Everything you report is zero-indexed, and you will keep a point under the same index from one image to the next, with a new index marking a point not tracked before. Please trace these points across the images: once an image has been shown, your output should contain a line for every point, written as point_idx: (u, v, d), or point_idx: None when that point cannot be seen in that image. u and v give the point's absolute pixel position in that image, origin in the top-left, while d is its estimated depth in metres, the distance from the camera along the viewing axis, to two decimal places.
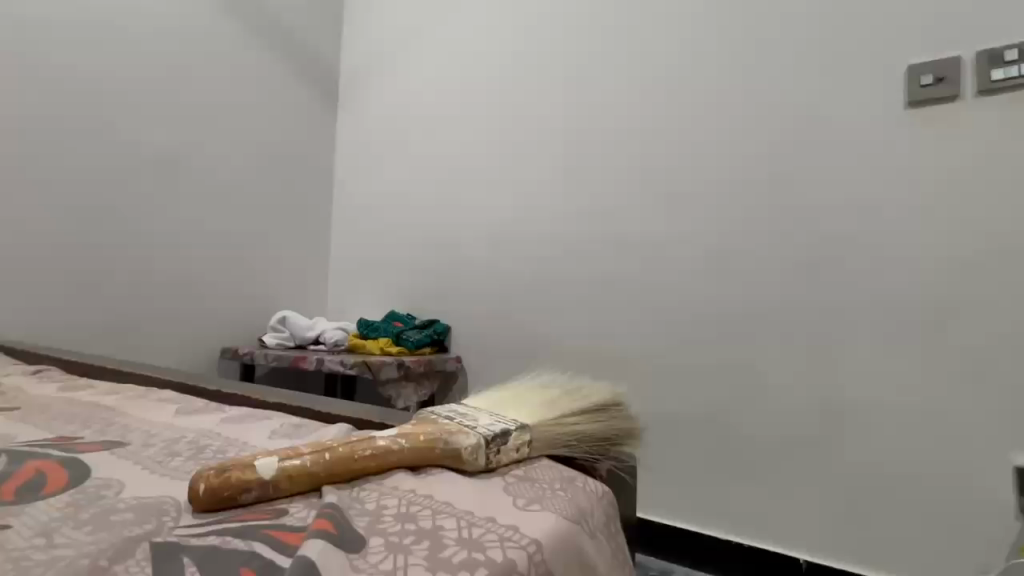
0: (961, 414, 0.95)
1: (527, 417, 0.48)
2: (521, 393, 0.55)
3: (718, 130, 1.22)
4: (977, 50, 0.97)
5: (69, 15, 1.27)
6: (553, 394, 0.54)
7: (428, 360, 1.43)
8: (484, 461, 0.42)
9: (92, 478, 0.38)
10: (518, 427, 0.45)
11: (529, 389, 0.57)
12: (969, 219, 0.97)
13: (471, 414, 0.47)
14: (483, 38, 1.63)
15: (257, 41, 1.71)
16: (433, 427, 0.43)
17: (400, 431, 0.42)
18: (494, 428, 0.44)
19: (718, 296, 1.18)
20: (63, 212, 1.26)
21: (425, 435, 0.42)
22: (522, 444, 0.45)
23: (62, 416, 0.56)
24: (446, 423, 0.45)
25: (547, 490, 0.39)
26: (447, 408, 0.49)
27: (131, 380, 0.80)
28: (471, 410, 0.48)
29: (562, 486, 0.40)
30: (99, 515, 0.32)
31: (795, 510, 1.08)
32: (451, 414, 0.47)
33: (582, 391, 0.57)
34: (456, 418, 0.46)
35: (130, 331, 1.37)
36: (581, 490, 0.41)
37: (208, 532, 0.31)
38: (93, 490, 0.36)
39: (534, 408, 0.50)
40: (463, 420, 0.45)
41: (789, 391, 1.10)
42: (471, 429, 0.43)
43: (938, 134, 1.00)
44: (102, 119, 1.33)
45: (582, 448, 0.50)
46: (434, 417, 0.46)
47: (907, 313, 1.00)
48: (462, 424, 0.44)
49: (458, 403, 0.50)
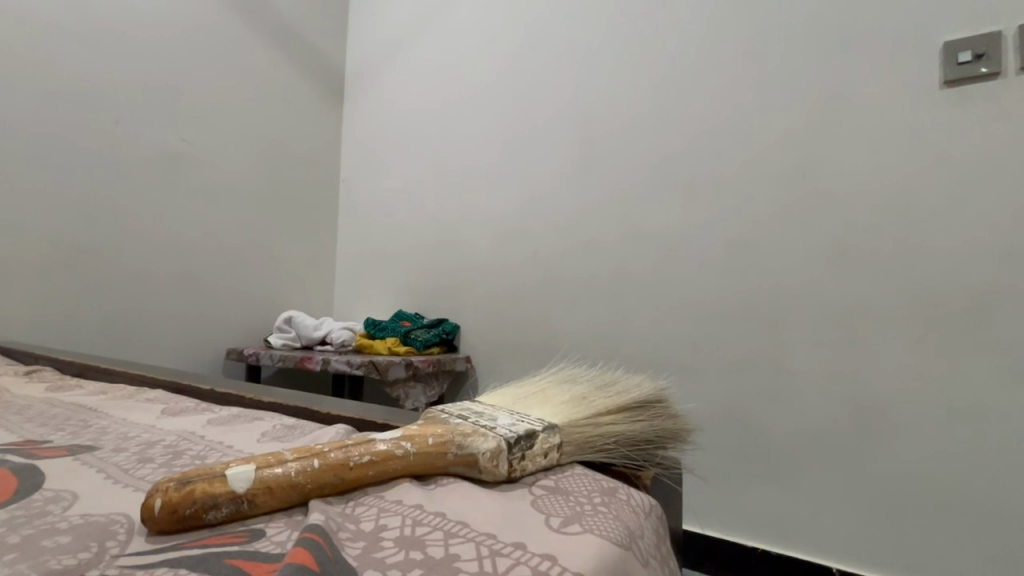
0: (1011, 416, 0.88)
1: (553, 416, 0.43)
2: (548, 389, 0.50)
3: (736, 116, 1.16)
4: (1020, 24, 0.91)
5: (66, 10, 1.24)
6: (580, 391, 0.49)
7: (437, 360, 1.39)
8: (505, 468, 0.37)
9: (41, 490, 0.34)
10: (545, 428, 0.40)
11: (550, 384, 0.52)
12: (1015, 204, 0.90)
13: (489, 414, 0.42)
14: (487, 28, 1.59)
15: (260, 37, 1.68)
16: (443, 428, 0.39)
17: (404, 433, 0.38)
18: (518, 429, 0.39)
19: (739, 291, 1.13)
20: (64, 211, 1.22)
21: (433, 439, 0.37)
22: (549, 449, 0.40)
23: (36, 418, 0.52)
24: (459, 423, 0.40)
25: (585, 506, 0.34)
26: (462, 407, 0.44)
27: (123, 380, 0.76)
28: (490, 409, 0.44)
29: (602, 500, 0.35)
30: (31, 539, 0.28)
31: (826, 516, 1.02)
32: (464, 413, 0.42)
33: (615, 387, 0.52)
34: (471, 417, 0.41)
35: (132, 332, 1.34)
36: (623, 504, 0.36)
37: (157, 562, 0.26)
38: (39, 505, 0.32)
39: (562, 406, 0.45)
40: (479, 420, 0.40)
41: (815, 390, 1.04)
42: (489, 431, 0.38)
43: (978, 115, 0.93)
44: (102, 117, 1.30)
45: (617, 452, 0.45)
46: (444, 416, 0.42)
47: (945, 306, 0.94)
48: (478, 424, 0.39)
49: (472, 402, 0.46)
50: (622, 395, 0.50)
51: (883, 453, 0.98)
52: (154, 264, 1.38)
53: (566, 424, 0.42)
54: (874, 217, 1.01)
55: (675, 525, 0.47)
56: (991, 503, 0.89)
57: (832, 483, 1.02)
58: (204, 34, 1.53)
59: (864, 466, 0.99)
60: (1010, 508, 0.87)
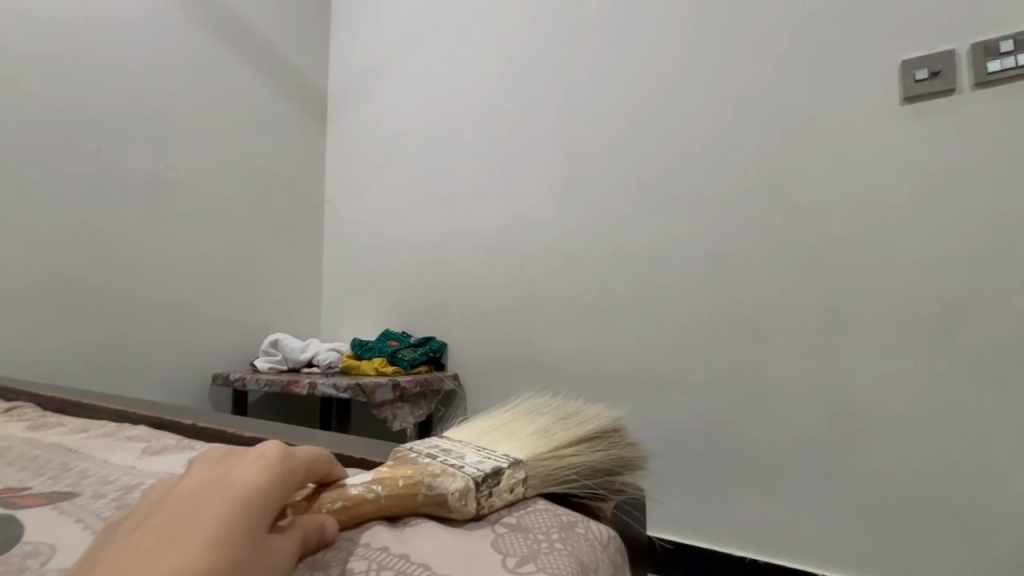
0: (979, 416, 0.91)
1: (519, 451, 0.45)
2: (519, 422, 0.51)
3: (712, 132, 1.19)
4: (972, 43, 0.95)
5: (51, 42, 1.25)
6: (544, 423, 0.51)
7: (425, 379, 1.39)
8: (473, 507, 0.38)
9: (21, 544, 0.34)
10: (512, 471, 0.42)
11: (513, 416, 0.54)
12: (972, 212, 0.94)
13: (455, 451, 0.43)
14: (470, 49, 1.61)
15: (243, 63, 1.70)
16: (414, 469, 0.39)
17: (376, 476, 0.39)
18: (488, 471, 0.40)
19: (720, 304, 1.15)
20: (50, 241, 1.22)
21: (403, 482, 0.38)
22: (515, 484, 0.41)
23: (17, 463, 0.52)
24: (427, 462, 0.41)
25: (543, 543, 0.35)
26: (435, 444, 0.45)
27: (104, 415, 0.76)
28: (462, 446, 0.45)
29: (558, 536, 0.36)
30: None
31: (811, 523, 1.04)
32: (432, 451, 0.43)
33: (582, 420, 0.54)
34: (439, 456, 0.42)
35: (119, 362, 1.33)
36: (581, 539, 0.37)
37: None
38: (18, 562, 0.32)
39: (531, 442, 0.47)
40: (447, 459, 0.41)
41: (795, 399, 1.06)
42: (458, 470, 0.39)
43: (937, 129, 0.97)
44: (85, 145, 1.30)
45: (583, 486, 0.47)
46: (414, 455, 0.42)
47: (915, 314, 0.97)
48: (446, 464, 0.40)
49: (437, 438, 0.46)
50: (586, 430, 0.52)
51: (861, 460, 1.00)
52: (138, 291, 1.37)
53: (532, 462, 0.44)
54: (845, 229, 1.04)
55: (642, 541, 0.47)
56: (964, 506, 0.92)
57: (814, 491, 1.04)
58: (186, 60, 1.54)
59: (844, 474, 1.01)
60: (983, 506, 0.90)
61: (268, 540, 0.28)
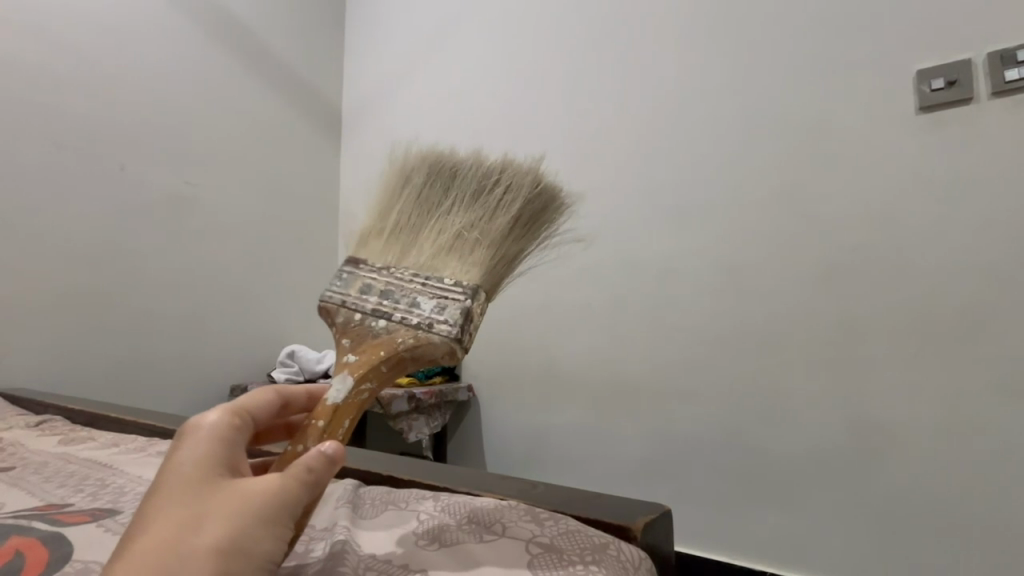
0: (1004, 429, 0.89)
1: (469, 273, 0.54)
2: (405, 216, 0.59)
3: (725, 142, 1.20)
4: (989, 52, 0.95)
5: (77, 66, 1.31)
6: (474, 222, 0.57)
7: (439, 391, 1.39)
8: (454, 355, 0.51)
9: (72, 562, 0.36)
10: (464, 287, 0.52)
11: (422, 218, 0.59)
12: (993, 221, 0.93)
13: (412, 302, 0.51)
14: (481, 62, 1.63)
15: (261, 81, 1.74)
16: (389, 351, 0.49)
17: (359, 375, 0.48)
18: (445, 308, 0.50)
19: (736, 316, 1.14)
20: (75, 256, 1.27)
21: (388, 362, 0.49)
22: (478, 315, 0.53)
23: (55, 478, 0.54)
24: (401, 331, 0.50)
25: (578, 566, 0.37)
26: (354, 296, 0.53)
27: (131, 429, 0.78)
28: (382, 281, 0.53)
29: (591, 560, 0.37)
30: None
31: (831, 537, 1.02)
32: (393, 310, 0.50)
33: (457, 178, 0.62)
34: (405, 316, 0.50)
35: (139, 373, 1.36)
36: (614, 562, 0.38)
37: None
38: None
39: (433, 243, 0.56)
40: (412, 317, 0.50)
41: (813, 411, 1.05)
42: (434, 334, 0.49)
43: (954, 138, 0.97)
44: (108, 164, 1.34)
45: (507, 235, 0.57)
46: (376, 323, 0.51)
47: (934, 325, 0.96)
48: (417, 328, 0.49)
49: (370, 280, 0.54)
50: (472, 186, 0.61)
51: (882, 474, 0.98)
52: (158, 304, 1.40)
53: (461, 264, 0.54)
54: (860, 239, 1.03)
55: (668, 545, 0.45)
56: (991, 520, 0.89)
57: (833, 503, 1.02)
58: (203, 79, 1.58)
59: (865, 487, 1.00)
60: (1011, 521, 0.88)
61: (236, 484, 0.33)
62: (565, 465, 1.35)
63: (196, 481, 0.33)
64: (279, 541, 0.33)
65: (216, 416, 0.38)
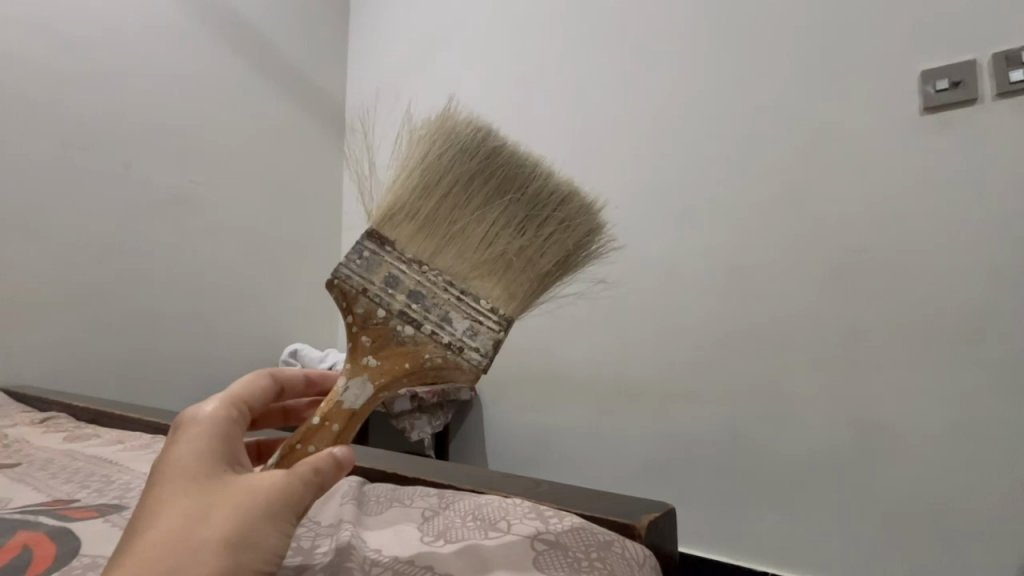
0: (1008, 430, 0.89)
1: (505, 302, 0.53)
2: (448, 204, 0.56)
3: (729, 143, 1.19)
4: (994, 52, 0.95)
5: (82, 65, 1.32)
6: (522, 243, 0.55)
7: (441, 390, 1.39)
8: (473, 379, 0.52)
9: (80, 556, 0.37)
10: (499, 317, 0.52)
11: (465, 212, 0.56)
12: (998, 222, 0.92)
13: (443, 316, 0.50)
14: (485, 62, 1.63)
15: (266, 81, 1.74)
16: (413, 364, 0.50)
17: (378, 383, 0.49)
18: (477, 334, 0.50)
19: (741, 317, 1.14)
20: (80, 254, 1.27)
21: (410, 375, 0.50)
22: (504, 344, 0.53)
23: (62, 474, 0.55)
24: (431, 348, 0.50)
25: (584, 563, 0.37)
26: (378, 286, 0.51)
27: (136, 427, 0.79)
28: (413, 280, 0.51)
29: (597, 557, 0.38)
30: None
31: (834, 539, 1.02)
32: (424, 321, 0.50)
33: (513, 182, 0.57)
34: (436, 333, 0.50)
35: (143, 371, 1.36)
36: (619, 559, 0.38)
37: None
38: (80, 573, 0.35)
39: (475, 251, 0.54)
40: (443, 334, 0.50)
41: (817, 412, 1.05)
42: (464, 362, 0.50)
43: (958, 138, 0.97)
44: (113, 163, 1.35)
45: (548, 270, 0.56)
46: (403, 329, 0.50)
47: (939, 326, 0.96)
48: (449, 348, 0.50)
49: (399, 275, 0.52)
50: (529, 201, 0.57)
51: (885, 475, 0.98)
52: (162, 302, 1.41)
53: (499, 288, 0.53)
54: (864, 239, 1.03)
55: (672, 543, 0.45)
56: (995, 522, 0.89)
57: (836, 504, 1.02)
58: (208, 79, 1.59)
59: (870, 489, 0.99)
60: (1015, 523, 0.88)
61: (241, 480, 0.33)
62: (568, 465, 1.35)
63: (200, 478, 0.33)
64: (285, 535, 0.33)
65: (213, 409, 0.38)
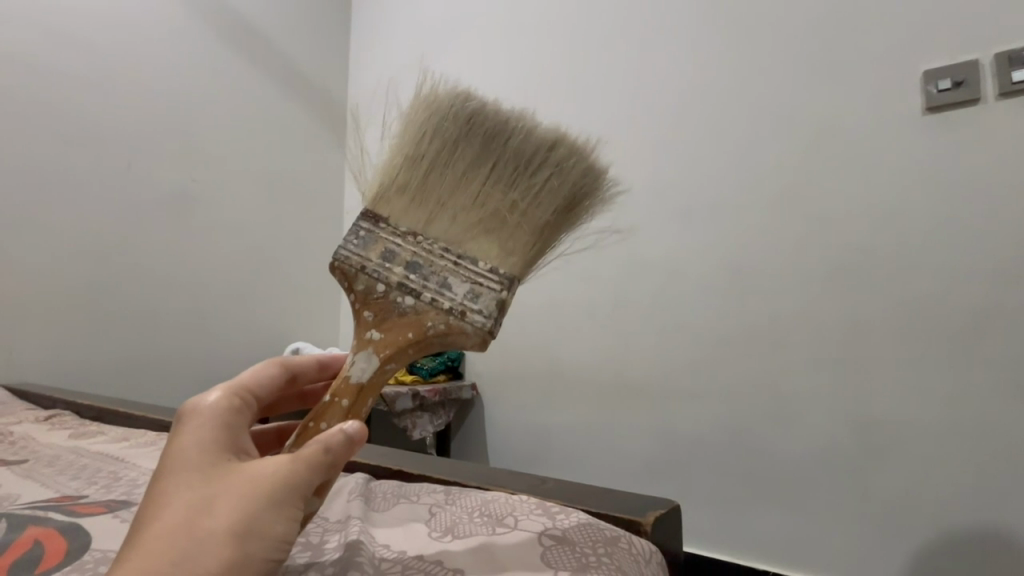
0: (1010, 430, 0.89)
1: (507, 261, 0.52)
2: (440, 172, 0.55)
3: (731, 143, 1.19)
4: (997, 52, 0.95)
5: (85, 64, 1.32)
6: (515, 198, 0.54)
7: (443, 389, 1.40)
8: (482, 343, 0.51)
9: (91, 551, 0.37)
10: (501, 276, 0.51)
11: (457, 176, 0.55)
12: (1000, 222, 0.92)
13: (443, 283, 0.50)
14: (487, 62, 1.63)
15: (268, 80, 1.75)
16: (418, 334, 0.50)
17: (384, 355, 0.49)
18: (479, 296, 0.49)
19: (742, 317, 1.14)
20: (82, 253, 1.28)
21: (416, 345, 0.50)
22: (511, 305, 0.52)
23: (69, 471, 0.55)
24: (434, 315, 0.49)
25: (591, 558, 0.37)
26: (375, 261, 0.50)
27: (140, 424, 0.79)
28: (409, 251, 0.51)
29: (603, 552, 0.38)
30: None
31: (834, 538, 1.02)
32: (425, 289, 0.50)
33: (500, 138, 0.56)
34: (437, 299, 0.49)
35: (145, 370, 1.37)
36: (625, 555, 0.38)
37: None
38: (92, 567, 0.35)
39: (470, 213, 0.53)
40: (445, 301, 0.49)
41: (818, 412, 1.05)
42: (468, 325, 0.49)
43: (960, 138, 0.97)
44: (116, 162, 1.35)
45: (549, 224, 0.55)
46: (404, 300, 0.50)
47: (940, 326, 0.96)
48: (451, 312, 0.49)
49: (395, 249, 0.51)
50: (519, 156, 0.55)
51: (886, 475, 0.98)
52: (165, 302, 1.41)
53: (498, 248, 0.52)
54: (865, 239, 1.03)
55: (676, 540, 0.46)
56: (995, 521, 0.89)
57: (836, 503, 1.02)
58: (211, 78, 1.59)
59: (870, 488, 1.00)
60: (1016, 522, 0.88)
61: (244, 468, 0.34)
62: (570, 464, 1.35)
63: (203, 467, 0.33)
64: (293, 521, 0.34)
65: (215, 396, 0.38)
